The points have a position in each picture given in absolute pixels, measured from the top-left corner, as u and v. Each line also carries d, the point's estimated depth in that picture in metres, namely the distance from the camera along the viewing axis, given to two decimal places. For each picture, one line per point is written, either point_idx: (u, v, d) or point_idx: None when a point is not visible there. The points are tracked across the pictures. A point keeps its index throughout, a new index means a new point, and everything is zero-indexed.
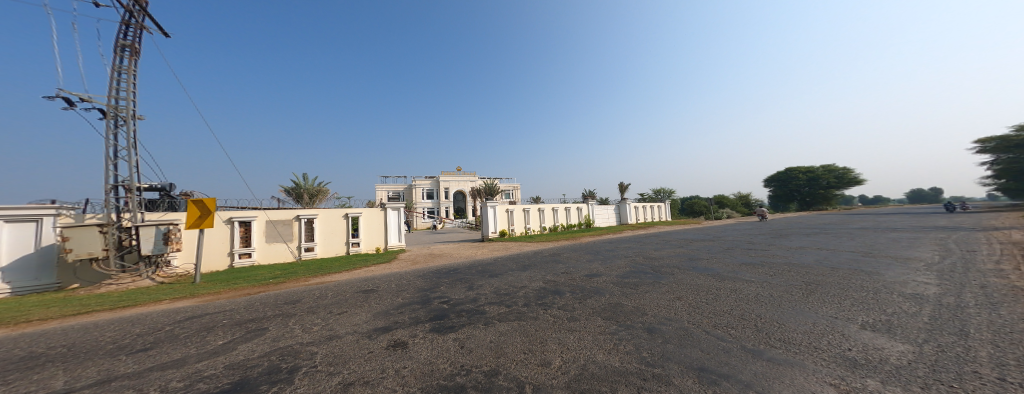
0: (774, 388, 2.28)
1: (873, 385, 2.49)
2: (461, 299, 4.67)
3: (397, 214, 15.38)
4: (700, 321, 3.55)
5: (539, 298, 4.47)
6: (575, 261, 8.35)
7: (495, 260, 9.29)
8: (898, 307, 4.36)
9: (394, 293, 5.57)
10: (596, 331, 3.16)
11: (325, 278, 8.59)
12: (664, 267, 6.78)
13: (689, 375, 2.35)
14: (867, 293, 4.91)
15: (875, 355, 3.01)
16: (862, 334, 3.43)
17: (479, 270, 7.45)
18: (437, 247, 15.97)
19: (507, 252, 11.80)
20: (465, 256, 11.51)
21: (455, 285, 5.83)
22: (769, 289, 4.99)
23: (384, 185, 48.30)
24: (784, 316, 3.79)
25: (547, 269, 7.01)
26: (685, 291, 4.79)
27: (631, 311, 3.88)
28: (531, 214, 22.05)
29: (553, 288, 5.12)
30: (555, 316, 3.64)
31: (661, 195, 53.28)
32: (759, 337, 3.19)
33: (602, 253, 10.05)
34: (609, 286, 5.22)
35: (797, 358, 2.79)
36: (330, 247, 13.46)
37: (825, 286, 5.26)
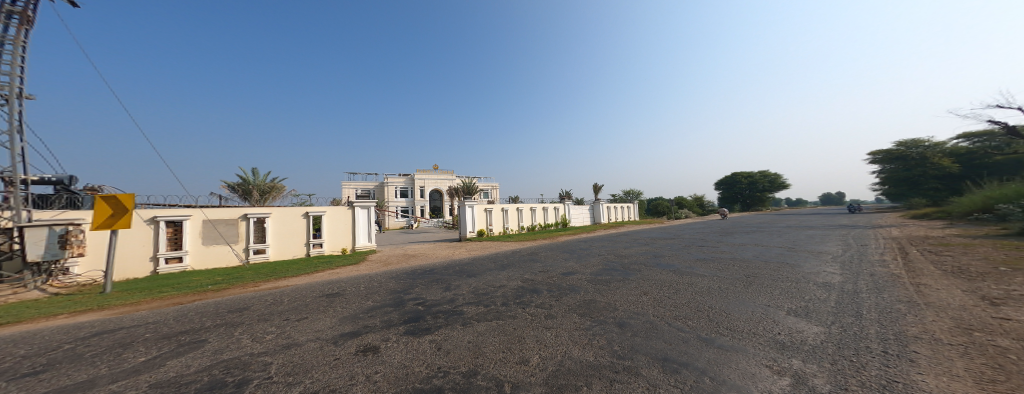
0: (724, 373, 2.58)
1: (797, 364, 2.93)
2: (437, 300, 4.58)
3: (366, 213, 14.53)
4: (663, 314, 3.87)
5: (517, 297, 4.54)
6: (552, 259, 8.60)
7: (472, 260, 9.18)
8: (814, 294, 5.12)
9: (362, 296, 5.28)
10: (572, 328, 3.30)
11: (276, 283, 7.87)
12: (632, 264, 7.25)
13: (654, 366, 2.57)
14: (793, 283, 5.69)
15: (797, 337, 3.53)
16: (788, 319, 3.99)
17: (456, 270, 7.35)
18: (407, 247, 15.34)
19: (481, 252, 11.72)
20: (441, 256, 11.25)
21: (429, 286, 5.69)
22: (718, 282, 5.57)
23: (351, 182, 45.53)
24: (731, 306, 4.26)
25: (524, 268, 7.13)
26: (650, 286, 5.17)
27: (604, 307, 4.11)
28: (510, 213, 22.04)
29: (530, 287, 5.22)
30: (532, 314, 3.72)
31: (630, 196, 56.40)
32: (711, 326, 3.56)
33: (577, 251, 10.46)
34: (584, 283, 5.46)
35: (741, 344, 3.18)
36: (284, 249, 12.36)
37: (761, 278, 5.98)
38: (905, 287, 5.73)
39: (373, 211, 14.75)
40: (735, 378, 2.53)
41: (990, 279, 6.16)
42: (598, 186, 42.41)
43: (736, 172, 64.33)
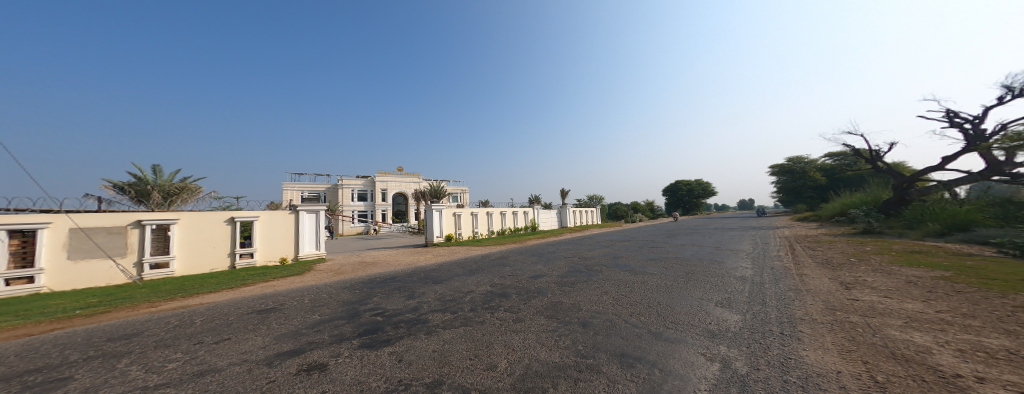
0: (671, 364, 2.85)
1: (724, 349, 3.36)
2: (398, 310, 4.28)
3: (311, 218, 13.07)
4: (620, 312, 4.13)
5: (486, 302, 4.46)
6: (521, 263, 8.61)
7: (439, 266, 8.74)
8: (735, 286, 5.93)
9: (305, 310, 4.70)
10: (539, 330, 3.33)
11: (182, 302, 6.58)
12: (595, 266, 7.61)
13: (614, 362, 2.73)
14: (720, 277, 6.52)
15: (723, 326, 4.05)
16: (715, 310, 4.56)
17: (421, 277, 6.95)
18: (359, 255, 14.02)
19: (446, 258, 11.20)
20: (405, 263, 10.47)
21: (388, 295, 5.27)
22: (664, 279, 6.13)
23: (295, 184, 40.82)
24: (675, 301, 4.73)
25: (493, 272, 7.02)
26: (610, 286, 5.47)
27: (569, 308, 4.24)
28: (480, 218, 21.55)
29: (499, 291, 5.16)
30: (501, 319, 3.67)
31: (594, 201, 59.31)
32: (659, 321, 3.91)
33: (545, 254, 10.63)
34: (550, 285, 5.59)
35: (682, 335, 3.54)
36: (196, 262, 10.44)
37: (697, 274, 6.74)
38: (801, 278, 6.95)
39: (320, 215, 13.28)
40: (680, 368, 2.80)
41: (848, 268, 7.82)
42: (564, 190, 43.63)
43: (679, 180, 71.72)
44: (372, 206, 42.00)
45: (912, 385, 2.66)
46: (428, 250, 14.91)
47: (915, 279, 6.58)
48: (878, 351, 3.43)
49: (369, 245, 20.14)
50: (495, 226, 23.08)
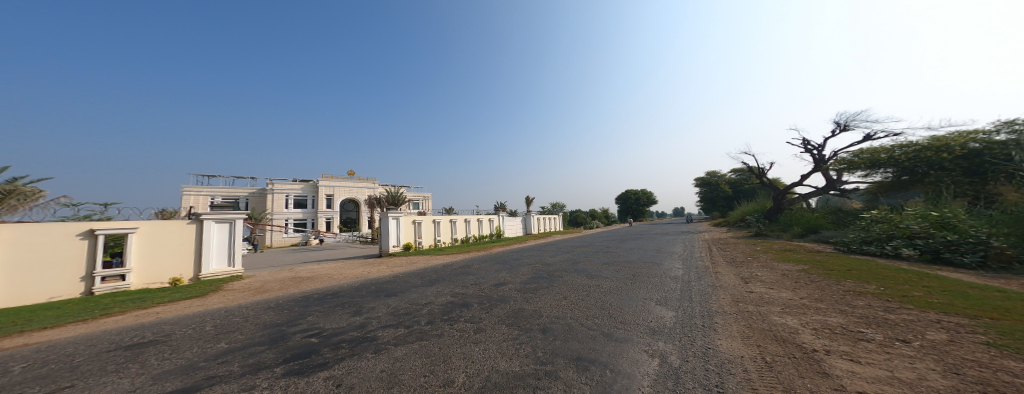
0: (620, 364, 2.99)
1: (662, 345, 3.66)
2: (338, 329, 3.80)
3: (220, 229, 11.11)
4: (577, 315, 4.26)
5: (445, 313, 4.20)
6: (484, 271, 8.38)
7: (395, 277, 8.04)
8: (672, 286, 6.56)
9: (208, 339, 3.90)
10: (500, 340, 3.24)
11: (19, 341, 4.99)
12: (556, 272, 7.76)
13: (571, 366, 2.77)
14: (660, 278, 7.16)
15: (660, 323, 4.43)
16: (655, 308, 4.98)
17: (371, 290, 6.33)
18: (294, 270, 12.21)
19: (403, 268, 10.32)
20: (352, 276, 9.43)
21: (327, 313, 4.67)
22: (616, 281, 6.52)
23: (213, 189, 34.91)
24: (623, 302, 5.06)
25: (455, 282, 6.71)
26: (569, 291, 5.61)
27: (530, 315, 4.24)
28: (442, 226, 20.53)
29: (459, 301, 4.92)
30: (459, 330, 3.49)
31: (558, 209, 60.57)
32: (609, 322, 4.12)
33: (509, 262, 10.51)
34: (512, 292, 5.53)
35: (629, 335, 3.76)
36: (28, 290, 7.63)
37: (642, 276, 7.31)
38: (719, 276, 7.98)
39: (233, 226, 11.35)
40: (627, 367, 2.96)
41: (756, 265, 9.24)
42: (528, 197, 44.08)
43: (629, 190, 77.64)
44: (313, 213, 37.48)
45: (789, 361, 3.22)
46: (379, 261, 13.63)
47: (791, 272, 8.05)
48: (768, 335, 4.07)
49: (309, 258, 17.78)
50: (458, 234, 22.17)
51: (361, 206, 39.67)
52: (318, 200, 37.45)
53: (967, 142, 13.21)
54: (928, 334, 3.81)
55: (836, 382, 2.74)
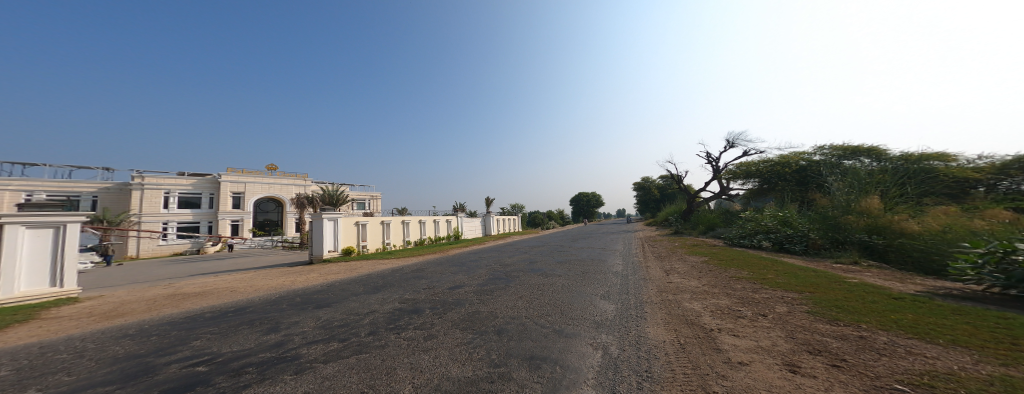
0: (569, 359, 3.05)
1: (604, 337, 3.87)
2: (244, 351, 3.20)
3: (36, 239, 7.52)
4: (531, 314, 4.27)
5: (389, 322, 3.83)
6: (440, 274, 7.97)
7: (329, 286, 7.15)
8: (616, 281, 7.02)
9: (6, 386, 2.93)
10: (454, 345, 3.06)
11: None
12: (514, 272, 7.75)
13: (523, 366, 2.73)
14: (607, 274, 7.63)
15: (603, 316, 4.68)
16: (600, 303, 5.27)
17: (295, 303, 5.53)
18: (192, 283, 10.10)
19: (342, 275, 9.28)
20: (273, 287, 8.17)
21: (224, 335, 3.91)
22: (567, 279, 6.75)
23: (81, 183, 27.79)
24: (573, 298, 5.25)
25: (405, 287, 6.23)
26: (525, 290, 5.61)
27: (485, 316, 4.12)
28: (392, 228, 19.05)
29: (409, 307, 4.57)
30: (407, 339, 3.21)
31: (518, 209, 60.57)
32: (560, 318, 4.22)
33: (467, 264, 10.17)
34: (468, 295, 5.35)
35: (577, 329, 3.89)
36: None
37: (591, 273, 7.70)
38: (649, 269, 8.82)
39: (61, 233, 7.84)
40: (575, 361, 3.03)
41: (681, 258, 10.44)
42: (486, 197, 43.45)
43: (580, 193, 81.85)
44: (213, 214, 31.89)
45: (696, 342, 3.65)
46: (308, 268, 12.02)
47: (696, 263, 9.32)
48: (683, 320, 4.57)
49: (219, 267, 14.97)
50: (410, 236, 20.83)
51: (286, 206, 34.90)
52: (223, 198, 31.89)
53: (798, 160, 17.66)
54: (775, 307, 4.70)
55: (727, 355, 3.19)
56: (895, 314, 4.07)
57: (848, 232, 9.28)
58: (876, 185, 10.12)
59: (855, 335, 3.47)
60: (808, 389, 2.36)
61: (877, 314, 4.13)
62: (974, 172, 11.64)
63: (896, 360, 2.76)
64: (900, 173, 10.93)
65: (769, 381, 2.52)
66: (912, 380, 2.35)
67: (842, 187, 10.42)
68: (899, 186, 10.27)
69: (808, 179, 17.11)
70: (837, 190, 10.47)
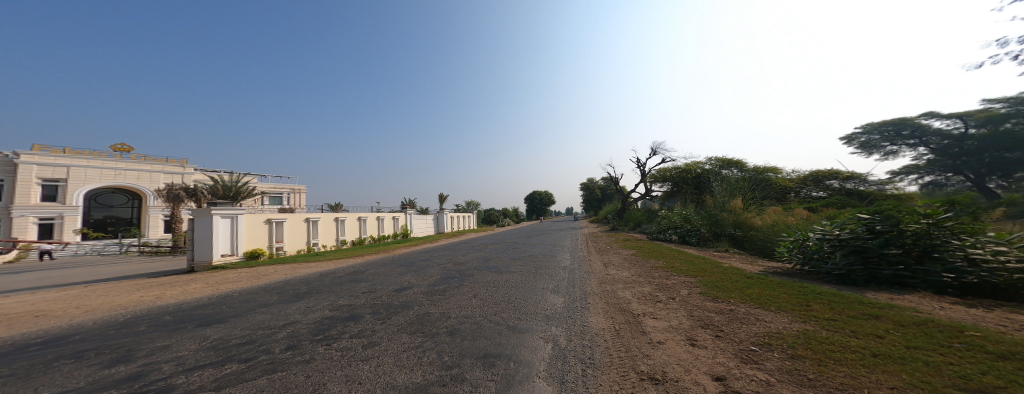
0: (522, 354, 3.03)
1: (552, 329, 3.94)
2: (78, 386, 2.49)
3: None
4: (485, 312, 4.19)
5: (314, 333, 3.40)
6: (382, 276, 7.40)
7: (221, 299, 6.03)
8: (564, 276, 7.28)
9: None
10: (401, 350, 2.85)
11: None
12: (468, 270, 7.59)
13: (476, 365, 2.63)
14: (558, 269, 7.88)
15: (552, 309, 4.80)
16: (550, 297, 5.41)
17: (176, 320, 4.58)
18: (24, 300, 7.74)
19: (250, 283, 8.06)
20: (157, 298, 6.74)
21: (28, 372, 2.94)
22: (519, 275, 6.82)
23: None
24: (526, 293, 5.30)
25: (339, 292, 5.64)
26: (480, 288, 5.49)
27: (438, 318, 3.92)
28: (320, 225, 17.15)
29: (343, 314, 4.15)
30: (341, 350, 2.87)
31: (470, 206, 59.05)
32: (514, 314, 4.21)
33: (416, 263, 9.67)
34: (418, 296, 5.05)
35: (529, 324, 3.92)
36: None
37: (545, 268, 7.87)
38: (591, 263, 9.34)
39: None
40: (527, 355, 3.02)
41: (615, 252, 11.29)
42: (440, 193, 41.53)
43: (535, 191, 83.19)
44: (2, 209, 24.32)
45: (624, 327, 3.93)
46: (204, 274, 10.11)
47: (628, 255, 10.16)
48: (615, 308, 4.91)
49: (70, 278, 11.72)
50: (346, 235, 19.06)
51: (147, 202, 29.08)
52: (29, 187, 24.90)
53: (696, 168, 21.82)
54: (680, 291, 5.31)
55: (648, 336, 3.49)
56: (749, 290, 4.91)
57: (722, 226, 11.43)
58: (740, 190, 12.43)
59: (727, 308, 4.11)
60: (702, 358, 2.70)
61: (738, 290, 4.94)
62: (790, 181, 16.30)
63: (750, 326, 3.39)
64: (754, 179, 13.56)
65: (678, 355, 2.82)
66: (760, 341, 2.94)
67: (721, 190, 12.58)
68: (755, 191, 12.61)
69: (702, 184, 21.02)
70: (717, 192, 12.62)
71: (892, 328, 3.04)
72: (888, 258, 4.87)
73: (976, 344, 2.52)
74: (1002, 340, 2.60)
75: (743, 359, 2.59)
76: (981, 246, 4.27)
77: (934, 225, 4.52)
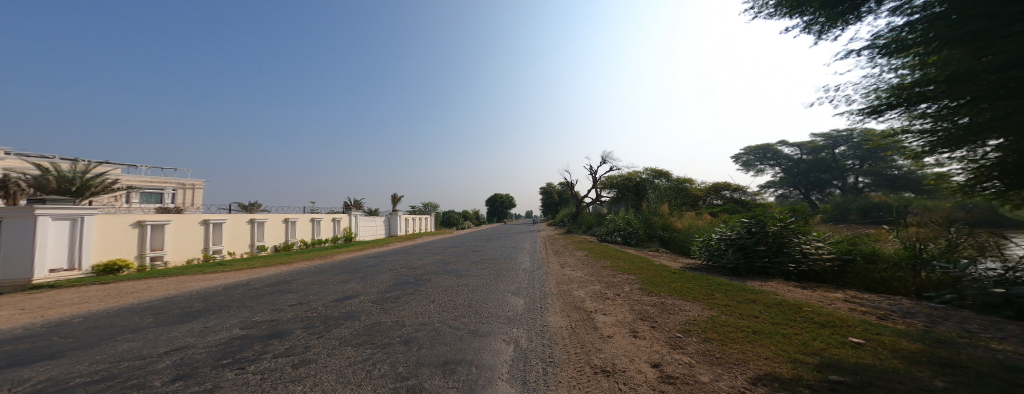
0: (484, 358, 2.96)
1: (515, 331, 3.92)
2: None
3: None
4: (445, 318, 4.04)
5: (214, 359, 2.92)
6: (319, 285, 6.83)
7: (83, 321, 4.88)
8: (521, 277, 7.33)
9: None
10: (345, 365, 2.62)
11: None
12: (424, 275, 7.33)
13: (436, 373, 2.51)
14: (514, 271, 7.93)
15: (513, 311, 4.77)
16: (510, 298, 5.40)
17: (37, 346, 3.71)
18: None
19: (135, 297, 6.75)
20: (17, 318, 5.48)
21: None
22: (473, 278, 6.71)
23: None
24: (488, 297, 5.20)
25: (262, 307, 5.07)
26: (437, 294, 5.30)
27: (390, 327, 3.69)
28: (224, 229, 14.51)
29: (261, 332, 3.72)
30: (269, 370, 2.57)
31: (428, 208, 57.67)
32: (476, 318, 4.11)
33: (364, 270, 9.11)
34: (366, 305, 4.73)
35: (491, 327, 3.85)
36: None
37: (505, 271, 7.85)
38: (550, 265, 9.49)
39: None
40: (490, 358, 2.97)
41: (568, 253, 11.65)
42: (394, 193, 39.21)
43: (496, 194, 83.64)
44: None
45: (580, 324, 4.05)
46: (64, 286, 8.10)
47: (580, 257, 10.52)
48: (572, 306, 5.04)
49: None
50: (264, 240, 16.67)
51: None
52: None
53: (638, 175, 23.71)
54: (624, 287, 5.62)
55: (600, 331, 3.62)
56: (675, 283, 5.35)
57: (651, 228, 12.49)
58: (669, 197, 13.71)
59: (660, 301, 4.42)
60: (644, 347, 2.86)
61: (666, 284, 5.36)
62: (700, 190, 18.62)
63: (677, 315, 3.69)
64: (679, 188, 15.13)
65: (624, 347, 2.94)
66: (685, 328, 3.20)
67: (654, 196, 13.61)
68: (677, 197, 14.07)
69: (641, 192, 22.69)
70: (651, 198, 13.65)
71: (764, 309, 3.54)
72: (758, 253, 6.05)
73: (808, 317, 3.19)
74: (822, 313, 3.33)
75: (671, 345, 2.80)
76: (809, 243, 5.74)
77: (785, 227, 5.85)
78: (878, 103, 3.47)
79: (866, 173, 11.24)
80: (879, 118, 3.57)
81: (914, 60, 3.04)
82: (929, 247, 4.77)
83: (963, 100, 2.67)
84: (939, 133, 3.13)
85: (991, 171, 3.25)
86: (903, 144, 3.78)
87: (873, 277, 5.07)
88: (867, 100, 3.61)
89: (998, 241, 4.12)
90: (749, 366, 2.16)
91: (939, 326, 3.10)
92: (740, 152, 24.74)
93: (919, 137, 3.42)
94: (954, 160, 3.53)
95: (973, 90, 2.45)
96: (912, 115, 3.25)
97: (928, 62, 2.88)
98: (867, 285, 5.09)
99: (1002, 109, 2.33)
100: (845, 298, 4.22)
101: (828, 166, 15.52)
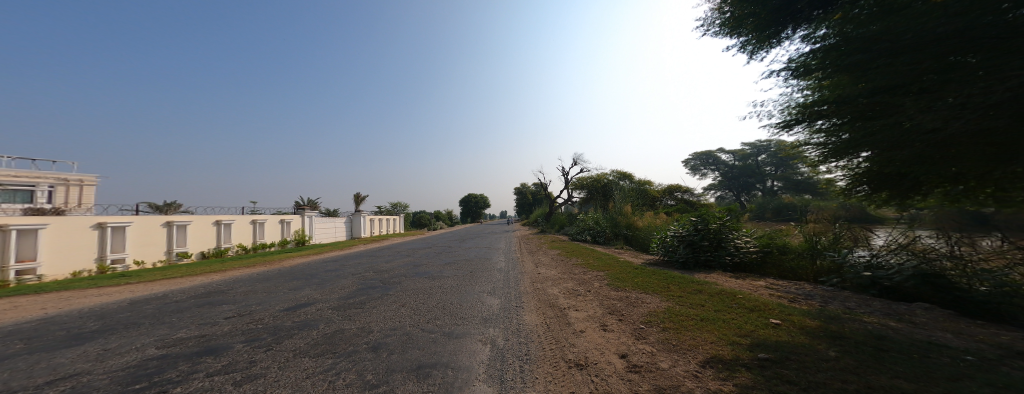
0: (459, 359, 2.91)
1: (493, 331, 3.88)
2: None
3: None
4: (417, 322, 3.91)
5: (123, 383, 2.56)
6: (268, 294, 6.39)
7: None
8: (492, 277, 7.28)
9: None
10: (303, 377, 2.46)
11: None
12: (392, 279, 7.09)
13: (410, 378, 2.43)
14: (484, 271, 7.87)
15: (490, 311, 4.72)
16: (483, 298, 5.35)
17: None
18: None
19: (41, 313, 5.92)
20: None
21: None
22: (442, 280, 6.57)
23: None
24: (464, 298, 5.11)
25: (197, 320, 4.66)
26: (408, 298, 5.12)
27: (355, 334, 3.52)
28: (132, 232, 12.23)
29: (187, 350, 3.39)
30: (209, 389, 2.35)
31: (398, 209, 56.08)
32: (450, 320, 4.03)
33: (321, 275, 8.67)
34: (329, 312, 4.49)
35: (466, 328, 3.78)
36: None
37: (479, 272, 7.76)
38: (525, 264, 9.49)
39: None
40: (466, 359, 2.92)
41: (540, 253, 11.75)
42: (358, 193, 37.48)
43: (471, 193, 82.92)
44: None
45: (556, 320, 4.08)
46: None
47: (553, 255, 10.63)
48: (545, 304, 5.08)
49: None
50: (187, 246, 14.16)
51: None
52: None
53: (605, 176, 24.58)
54: (595, 283, 5.74)
55: (574, 326, 3.68)
56: (639, 278, 5.54)
57: (616, 227, 12.94)
58: (633, 197, 14.29)
59: (625, 295, 4.56)
60: (613, 340, 2.93)
61: (631, 279, 5.55)
62: (657, 191, 19.65)
63: (640, 308, 3.82)
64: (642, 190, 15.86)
65: (596, 341, 2.99)
66: (647, 319, 3.33)
67: (620, 196, 14.08)
68: (639, 198, 14.70)
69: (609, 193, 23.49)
70: (617, 198, 14.13)
71: (708, 297, 3.77)
72: (703, 247, 6.45)
73: (741, 302, 3.44)
74: (750, 298, 3.61)
75: (636, 336, 2.90)
76: (740, 239, 6.24)
77: (723, 224, 6.36)
78: (790, 118, 3.88)
79: (783, 179, 12.58)
80: (790, 132, 4.02)
81: (814, 83, 3.49)
82: (821, 240, 5.58)
83: (845, 119, 3.17)
84: (829, 146, 3.57)
85: (862, 178, 3.72)
86: (805, 154, 4.22)
87: (784, 266, 5.79)
88: (783, 115, 4.02)
89: (867, 233, 4.94)
90: (698, 350, 2.27)
91: (830, 305, 3.47)
92: (688, 158, 26.29)
93: (816, 149, 3.86)
94: (838, 168, 3.95)
95: (852, 111, 2.97)
96: (811, 130, 3.70)
97: (824, 85, 3.34)
98: (780, 274, 5.78)
99: (869, 127, 2.86)
100: (766, 285, 4.59)
101: (754, 171, 17.45)
